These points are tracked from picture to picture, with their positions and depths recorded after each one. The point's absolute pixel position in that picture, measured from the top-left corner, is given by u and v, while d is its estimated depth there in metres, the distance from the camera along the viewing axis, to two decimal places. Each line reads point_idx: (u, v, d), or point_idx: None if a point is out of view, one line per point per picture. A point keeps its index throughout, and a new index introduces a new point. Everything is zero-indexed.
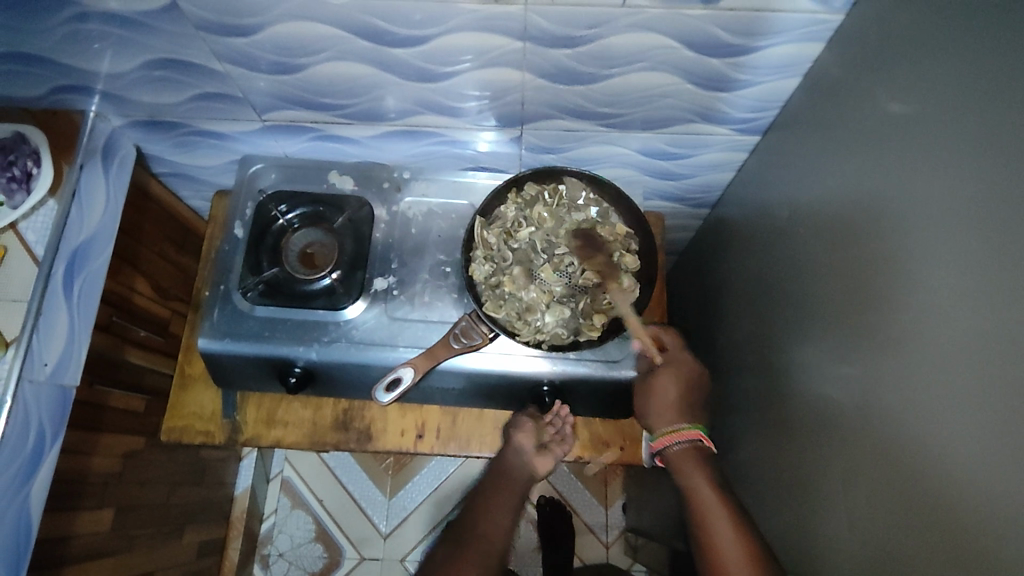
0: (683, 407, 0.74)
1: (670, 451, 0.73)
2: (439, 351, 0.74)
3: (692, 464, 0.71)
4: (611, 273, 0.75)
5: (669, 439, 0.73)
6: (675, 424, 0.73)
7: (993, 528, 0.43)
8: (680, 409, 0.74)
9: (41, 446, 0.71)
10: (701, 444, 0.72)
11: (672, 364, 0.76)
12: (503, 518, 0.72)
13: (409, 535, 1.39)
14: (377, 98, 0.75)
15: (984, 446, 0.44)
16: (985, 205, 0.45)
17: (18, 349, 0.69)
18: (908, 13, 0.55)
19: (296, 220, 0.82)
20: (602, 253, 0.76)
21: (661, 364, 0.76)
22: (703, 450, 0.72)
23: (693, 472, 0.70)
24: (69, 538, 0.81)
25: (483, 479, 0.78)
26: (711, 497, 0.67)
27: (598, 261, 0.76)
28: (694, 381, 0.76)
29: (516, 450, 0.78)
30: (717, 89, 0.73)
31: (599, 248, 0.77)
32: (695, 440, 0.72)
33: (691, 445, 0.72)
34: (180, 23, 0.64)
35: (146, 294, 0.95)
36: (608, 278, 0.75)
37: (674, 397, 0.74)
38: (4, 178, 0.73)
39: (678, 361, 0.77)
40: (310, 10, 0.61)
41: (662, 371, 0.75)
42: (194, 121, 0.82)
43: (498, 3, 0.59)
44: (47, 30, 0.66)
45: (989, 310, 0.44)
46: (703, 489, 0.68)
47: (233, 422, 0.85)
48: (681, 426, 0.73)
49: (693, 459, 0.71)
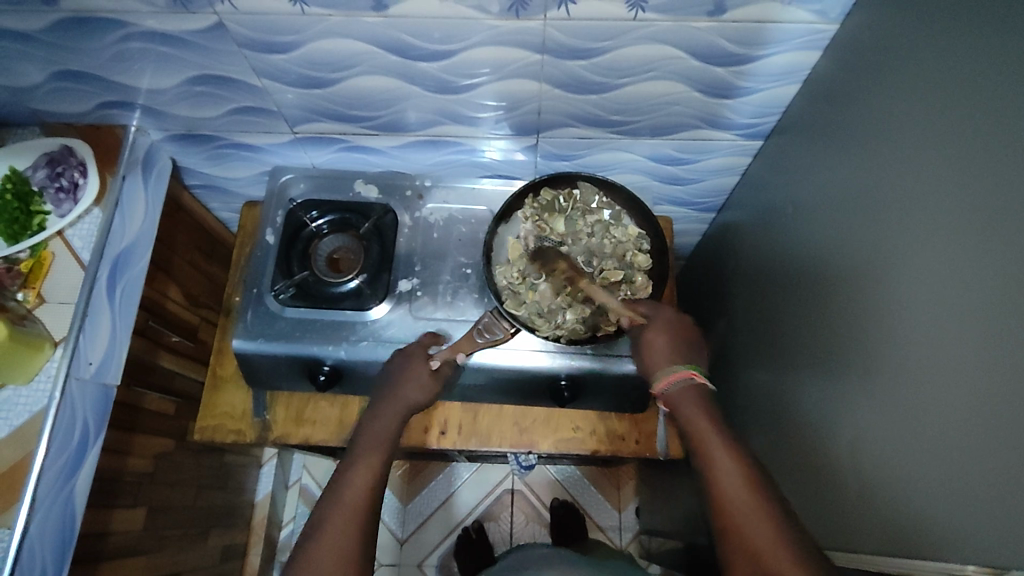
0: (682, 352, 0.71)
1: (668, 394, 0.69)
2: (463, 346, 0.78)
3: (691, 404, 0.66)
4: (574, 272, 0.78)
5: (667, 380, 0.68)
6: (674, 364, 0.69)
7: (985, 512, 0.47)
8: (679, 354, 0.70)
9: (86, 443, 0.74)
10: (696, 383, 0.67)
11: (660, 319, 0.73)
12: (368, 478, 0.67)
13: (427, 538, 1.43)
14: (401, 110, 0.80)
15: (976, 442, 0.48)
16: (972, 207, 0.50)
17: (66, 348, 0.73)
18: (900, 22, 0.59)
19: (325, 226, 0.87)
20: (558, 260, 0.79)
21: (646, 324, 0.73)
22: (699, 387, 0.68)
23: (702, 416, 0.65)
24: (107, 535, 0.84)
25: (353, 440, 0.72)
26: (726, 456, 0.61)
27: (562, 268, 0.79)
28: (686, 331, 0.72)
29: (403, 399, 0.74)
30: (723, 96, 0.78)
31: (553, 258, 0.80)
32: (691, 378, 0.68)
33: (688, 383, 0.67)
34: (223, 42, 0.69)
35: (178, 301, 0.99)
36: (574, 277, 0.78)
37: (665, 344, 0.71)
38: (53, 189, 0.79)
39: (662, 317, 0.73)
40: (346, 27, 0.66)
41: (648, 329, 0.73)
42: (228, 134, 0.87)
43: (520, 18, 0.64)
44: (96, 50, 0.71)
45: (980, 308, 0.48)
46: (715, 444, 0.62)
47: (263, 420, 0.89)
48: (672, 366, 0.69)
49: (692, 392, 0.67)
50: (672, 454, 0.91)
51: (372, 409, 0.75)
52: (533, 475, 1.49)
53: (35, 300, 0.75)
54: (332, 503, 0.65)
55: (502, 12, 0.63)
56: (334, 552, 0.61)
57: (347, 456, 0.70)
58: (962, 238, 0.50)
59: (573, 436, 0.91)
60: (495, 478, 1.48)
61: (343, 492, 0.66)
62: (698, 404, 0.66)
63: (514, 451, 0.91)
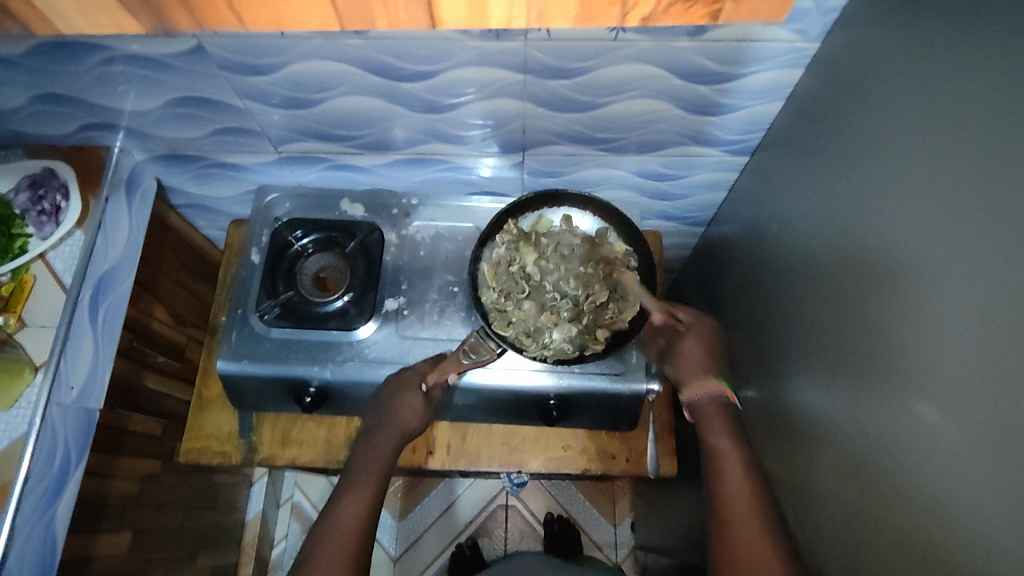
0: (711, 363, 0.75)
1: (695, 399, 0.73)
2: (449, 366, 0.77)
3: (717, 417, 0.71)
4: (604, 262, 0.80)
5: (693, 391, 0.73)
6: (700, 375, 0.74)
7: (984, 532, 0.45)
8: (708, 366, 0.75)
9: (67, 467, 0.74)
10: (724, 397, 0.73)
11: (695, 325, 0.77)
12: (359, 510, 0.67)
13: (421, 556, 1.42)
14: (386, 129, 0.80)
15: (975, 449, 0.46)
16: (968, 222, 0.48)
17: (47, 373, 0.72)
18: (880, 40, 0.59)
19: (310, 246, 0.87)
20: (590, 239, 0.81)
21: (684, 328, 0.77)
22: (726, 402, 0.73)
23: (721, 427, 0.70)
24: (90, 560, 0.83)
25: (345, 469, 0.73)
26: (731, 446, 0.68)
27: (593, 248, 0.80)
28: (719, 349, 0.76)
29: (400, 424, 0.75)
30: (707, 113, 0.78)
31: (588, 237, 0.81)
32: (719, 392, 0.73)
33: (715, 396, 0.73)
34: (204, 64, 0.68)
35: (165, 321, 0.98)
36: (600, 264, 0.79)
37: (700, 355, 0.75)
38: (35, 212, 0.77)
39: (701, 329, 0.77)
40: (326, 49, 0.65)
41: (685, 333, 0.76)
42: (213, 154, 0.86)
43: (500, 40, 0.64)
44: (78, 73, 0.70)
45: (978, 323, 0.47)
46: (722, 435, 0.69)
47: (249, 442, 0.88)
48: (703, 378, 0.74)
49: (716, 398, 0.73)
50: (662, 472, 0.90)
51: (367, 440, 0.75)
52: (527, 490, 1.48)
53: (15, 324, 0.74)
54: (322, 536, 0.65)
55: (482, 34, 0.63)
56: None
57: (339, 483, 0.71)
58: (957, 251, 0.49)
59: (564, 454, 0.90)
60: (488, 493, 1.47)
61: (335, 524, 0.66)
62: (724, 436, 0.69)
63: (503, 471, 0.90)
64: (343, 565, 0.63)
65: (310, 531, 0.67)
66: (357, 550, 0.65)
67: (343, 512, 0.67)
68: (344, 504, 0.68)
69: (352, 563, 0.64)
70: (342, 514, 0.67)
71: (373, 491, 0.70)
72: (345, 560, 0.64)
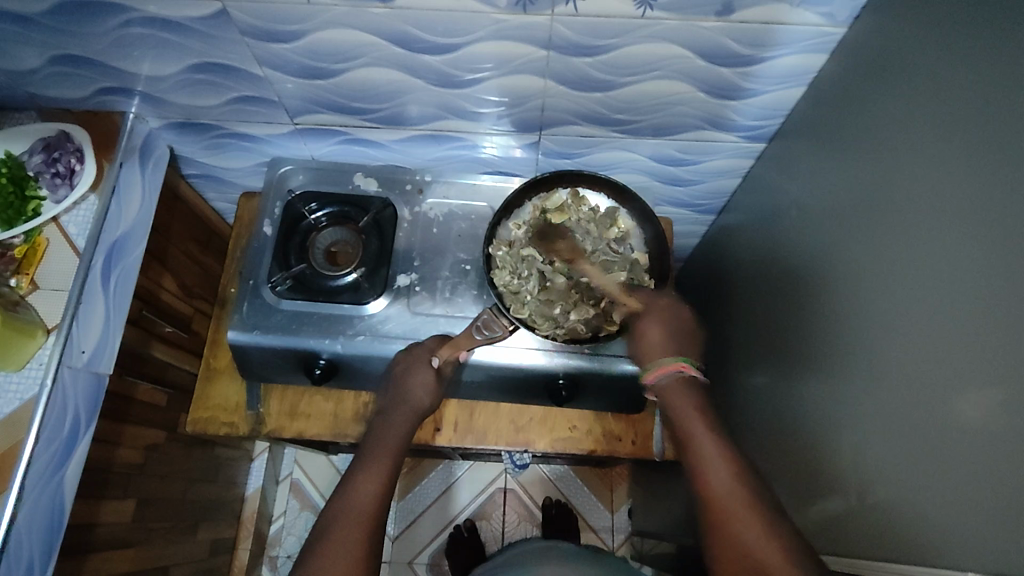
0: (675, 342, 0.71)
1: (658, 386, 0.70)
2: (462, 342, 0.77)
3: (682, 396, 0.68)
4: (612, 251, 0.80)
5: (653, 375, 0.70)
6: (664, 356, 0.70)
7: (984, 518, 0.46)
8: (669, 346, 0.71)
9: (76, 432, 0.74)
10: (685, 376, 0.69)
11: (653, 307, 0.74)
12: (381, 484, 0.68)
13: (419, 536, 1.43)
14: (401, 105, 0.80)
15: (977, 432, 0.47)
16: (986, 212, 0.48)
17: (59, 336, 0.72)
18: (907, 24, 0.59)
19: (324, 219, 0.86)
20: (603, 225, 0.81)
21: (644, 311, 0.74)
22: (689, 379, 0.69)
23: (684, 405, 0.67)
24: (95, 525, 0.83)
25: (358, 448, 0.74)
26: (712, 451, 0.63)
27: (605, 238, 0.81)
28: (682, 321, 0.73)
29: (417, 400, 0.75)
30: (727, 97, 0.78)
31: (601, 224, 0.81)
32: (681, 371, 0.69)
33: (677, 376, 0.69)
34: (226, 29, 0.68)
35: (172, 290, 0.98)
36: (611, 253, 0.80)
37: (657, 335, 0.72)
38: (49, 174, 0.78)
39: (660, 303, 0.75)
40: (351, 18, 0.65)
41: (645, 316, 0.73)
42: (228, 124, 0.86)
43: (526, 14, 0.64)
44: (97, 35, 0.70)
45: (989, 311, 0.47)
46: (697, 426, 0.65)
47: (256, 413, 0.88)
48: (663, 358, 0.70)
49: (681, 390, 0.68)
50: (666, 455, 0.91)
51: (381, 419, 0.76)
52: (525, 473, 1.48)
53: (28, 287, 0.75)
54: (337, 510, 0.66)
55: (509, 7, 0.63)
56: (344, 558, 0.61)
57: (355, 460, 0.72)
58: (971, 245, 0.49)
59: (570, 435, 0.90)
60: (488, 477, 1.48)
61: (352, 496, 0.67)
62: (688, 409, 0.66)
63: (509, 449, 0.90)
64: (362, 537, 0.64)
65: (326, 505, 0.68)
66: (372, 524, 0.65)
67: (359, 487, 0.67)
68: (360, 478, 0.68)
69: (366, 538, 0.64)
70: (358, 488, 0.67)
71: (388, 469, 0.70)
72: (362, 534, 0.64)
